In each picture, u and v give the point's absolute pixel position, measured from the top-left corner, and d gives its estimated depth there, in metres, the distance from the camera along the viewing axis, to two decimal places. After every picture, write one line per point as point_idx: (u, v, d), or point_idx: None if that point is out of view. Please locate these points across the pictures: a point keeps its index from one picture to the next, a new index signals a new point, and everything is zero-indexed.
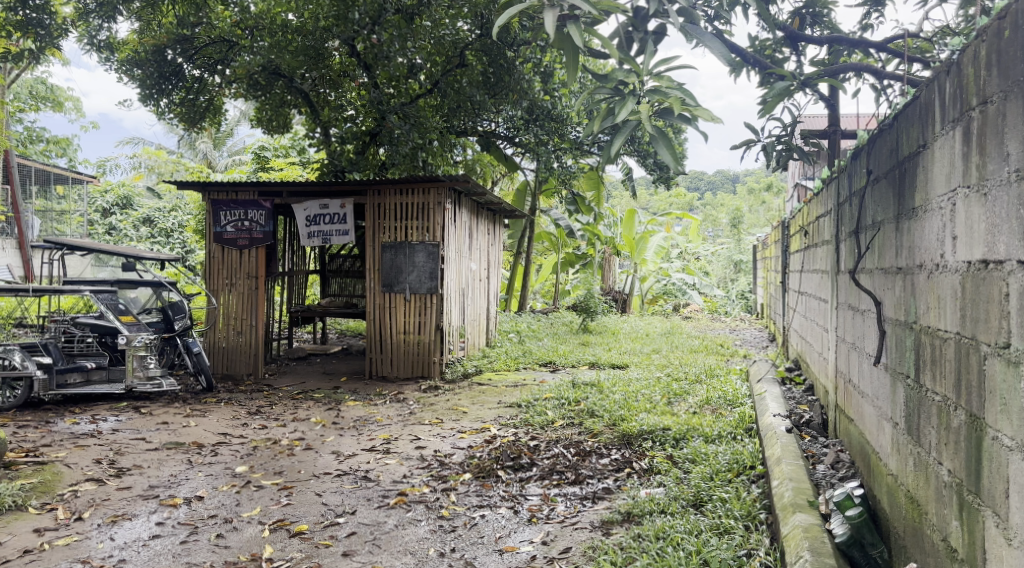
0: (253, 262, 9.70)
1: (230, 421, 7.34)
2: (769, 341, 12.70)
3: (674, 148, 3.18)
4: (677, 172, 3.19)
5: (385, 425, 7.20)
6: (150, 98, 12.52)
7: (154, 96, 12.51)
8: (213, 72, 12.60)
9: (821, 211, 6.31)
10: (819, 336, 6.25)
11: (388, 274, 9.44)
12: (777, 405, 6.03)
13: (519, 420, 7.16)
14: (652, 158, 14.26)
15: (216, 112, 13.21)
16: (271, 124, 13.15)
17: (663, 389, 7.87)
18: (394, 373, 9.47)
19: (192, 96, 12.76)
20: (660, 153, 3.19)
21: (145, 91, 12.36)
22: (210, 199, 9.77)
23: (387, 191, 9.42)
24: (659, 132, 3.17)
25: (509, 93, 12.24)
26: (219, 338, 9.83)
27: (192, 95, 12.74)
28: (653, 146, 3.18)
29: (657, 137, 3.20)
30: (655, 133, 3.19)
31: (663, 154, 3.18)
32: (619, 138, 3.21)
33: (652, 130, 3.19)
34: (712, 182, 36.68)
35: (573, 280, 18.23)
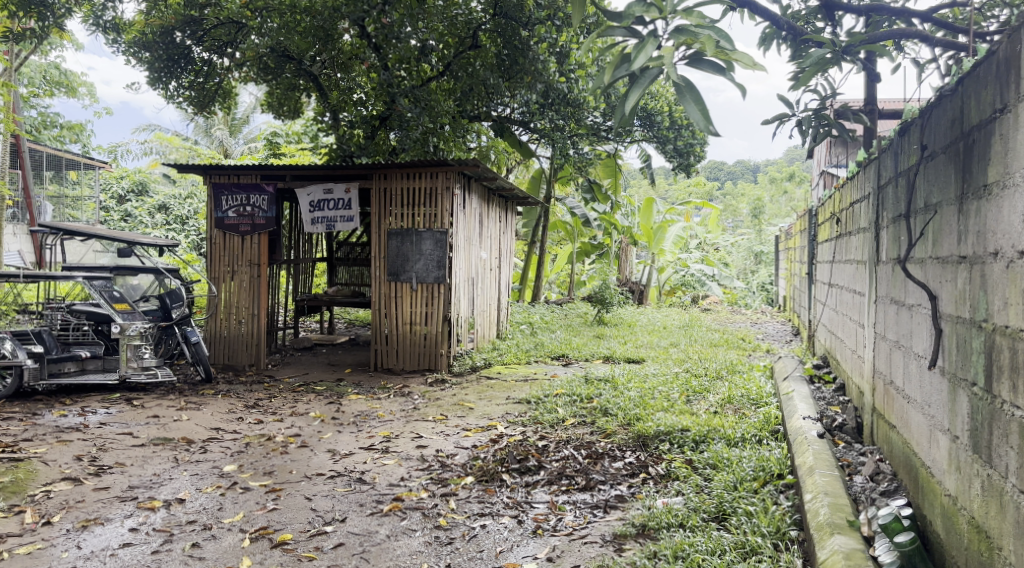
0: (255, 248, 9.33)
1: (225, 415, 6.99)
2: (793, 336, 12.21)
3: (703, 104, 2.75)
4: (706, 133, 2.74)
5: (386, 422, 6.82)
6: (159, 81, 12.19)
7: (162, 80, 12.19)
8: (222, 55, 12.22)
9: (857, 196, 5.85)
10: (851, 331, 5.81)
11: (394, 262, 9.04)
12: (807, 406, 5.58)
13: (527, 417, 6.75)
14: (672, 144, 13.75)
15: (225, 96, 12.85)
16: (282, 109, 12.80)
17: (681, 385, 7.44)
18: (401, 365, 9.10)
19: (202, 79, 12.42)
20: (687, 110, 2.77)
21: (154, 74, 12.03)
22: (211, 183, 9.39)
23: (394, 175, 9.02)
24: (684, 84, 2.77)
25: (524, 76, 11.77)
26: (221, 328, 9.49)
27: (200, 78, 12.39)
28: (678, 101, 2.78)
29: (684, 91, 2.81)
30: (681, 86, 2.80)
31: (689, 109, 2.76)
32: (637, 90, 2.81)
33: (677, 83, 2.79)
34: (732, 173, 36.03)
35: (590, 271, 17.79)
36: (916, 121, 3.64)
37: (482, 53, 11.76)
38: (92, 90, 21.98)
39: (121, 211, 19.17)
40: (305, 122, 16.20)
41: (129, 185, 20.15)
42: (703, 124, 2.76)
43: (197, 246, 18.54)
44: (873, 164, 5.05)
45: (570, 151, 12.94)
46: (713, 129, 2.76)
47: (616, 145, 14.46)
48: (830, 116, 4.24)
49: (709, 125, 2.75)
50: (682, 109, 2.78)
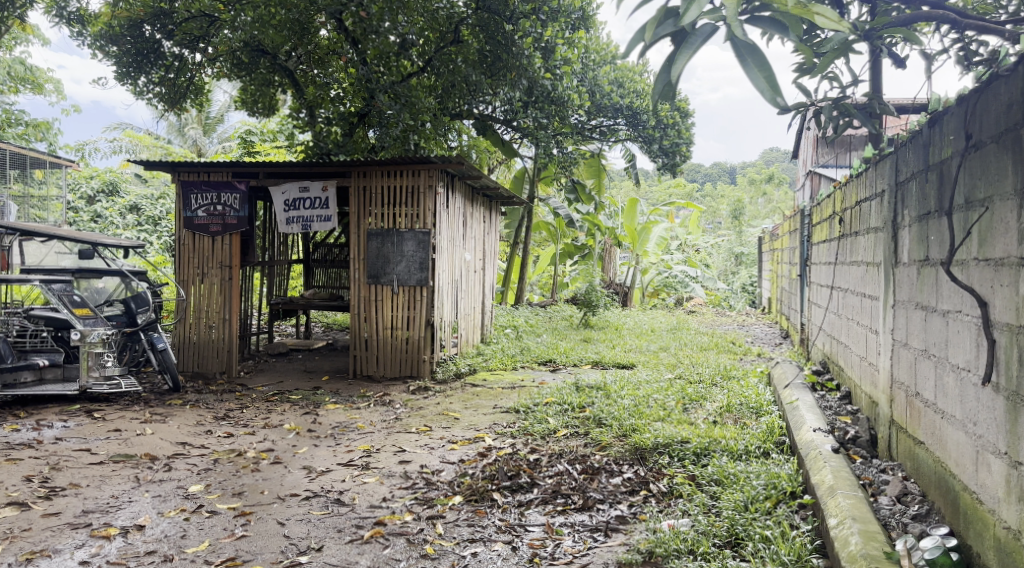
0: (227, 250, 8.88)
1: (193, 427, 6.54)
2: (782, 339, 11.94)
3: (767, 71, 2.57)
4: (772, 101, 2.53)
5: (366, 434, 6.40)
6: (127, 77, 11.64)
7: (131, 75, 11.64)
8: (194, 50, 11.64)
9: (864, 195, 5.54)
10: (859, 337, 5.52)
11: (374, 264, 8.62)
12: (816, 416, 5.26)
13: (516, 428, 6.37)
14: (658, 143, 13.44)
15: (196, 92, 12.32)
16: (257, 106, 12.31)
17: (676, 392, 7.09)
18: (381, 372, 8.68)
19: (173, 75, 11.89)
20: (750, 76, 2.60)
21: (122, 69, 11.48)
22: (179, 181, 8.93)
23: (374, 173, 8.60)
24: (752, 48, 2.60)
25: (507, 72, 11.39)
26: (190, 334, 9.01)
27: (171, 74, 11.85)
28: (739, 66, 2.61)
29: (747, 55, 2.62)
30: (744, 49, 2.61)
31: (754, 73, 2.60)
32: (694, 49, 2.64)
33: (738, 44, 2.62)
34: (709, 174, 35.95)
35: (572, 272, 17.44)
36: (953, 110, 3.37)
37: (464, 48, 11.30)
38: (59, 87, 21.26)
39: (90, 211, 18.51)
40: (280, 120, 15.67)
41: (99, 184, 19.44)
42: (769, 92, 2.56)
43: (170, 247, 17.94)
44: (886, 158, 4.77)
45: (554, 150, 12.63)
46: (781, 99, 2.56)
47: (601, 144, 14.17)
48: (849, 107, 4.04)
49: (775, 93, 2.55)
50: (745, 77, 2.60)
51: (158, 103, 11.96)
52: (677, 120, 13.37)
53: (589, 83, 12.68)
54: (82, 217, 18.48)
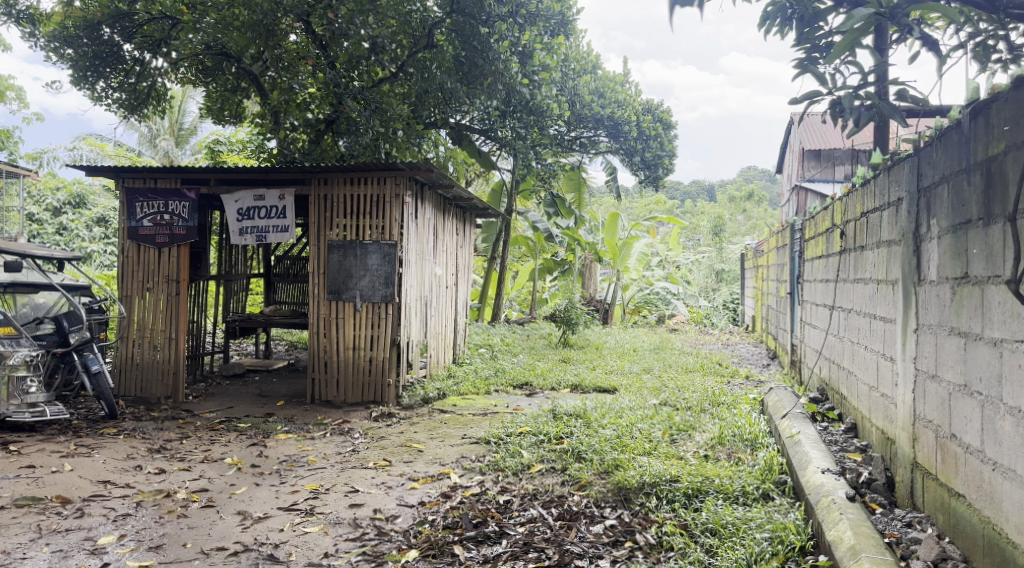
0: (174, 263, 8.19)
1: (121, 463, 5.83)
2: (770, 359, 11.37)
3: None
4: None
5: (316, 470, 5.73)
6: (83, 81, 10.76)
7: (88, 78, 10.72)
8: (156, 54, 10.89)
9: (873, 204, 4.96)
10: (867, 362, 4.94)
11: (335, 278, 7.93)
12: (822, 454, 4.64)
13: (485, 463, 5.69)
14: (640, 155, 13.07)
15: (157, 99, 11.49)
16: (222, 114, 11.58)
17: (662, 421, 6.43)
18: (341, 397, 7.96)
19: (133, 80, 11.09)
20: None
21: (78, 73, 10.59)
22: (123, 188, 8.21)
23: (335, 180, 7.94)
24: None
25: (483, 78, 10.67)
26: (133, 353, 8.27)
27: (131, 79, 11.00)
28: None
29: None
30: None
31: None
32: None
33: None
34: (689, 192, 35.66)
35: (552, 289, 16.89)
36: (1008, 98, 2.86)
37: (438, 54, 10.57)
38: (22, 95, 20.29)
39: (54, 223, 17.46)
40: (249, 129, 14.80)
41: (65, 196, 18.23)
42: None
43: None
44: (903, 159, 4.20)
45: (533, 162, 12.12)
46: None
47: (581, 156, 13.62)
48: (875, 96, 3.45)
49: None
50: None
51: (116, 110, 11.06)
52: (659, 132, 13.10)
53: (569, 92, 12.01)
54: (44, 229, 17.35)
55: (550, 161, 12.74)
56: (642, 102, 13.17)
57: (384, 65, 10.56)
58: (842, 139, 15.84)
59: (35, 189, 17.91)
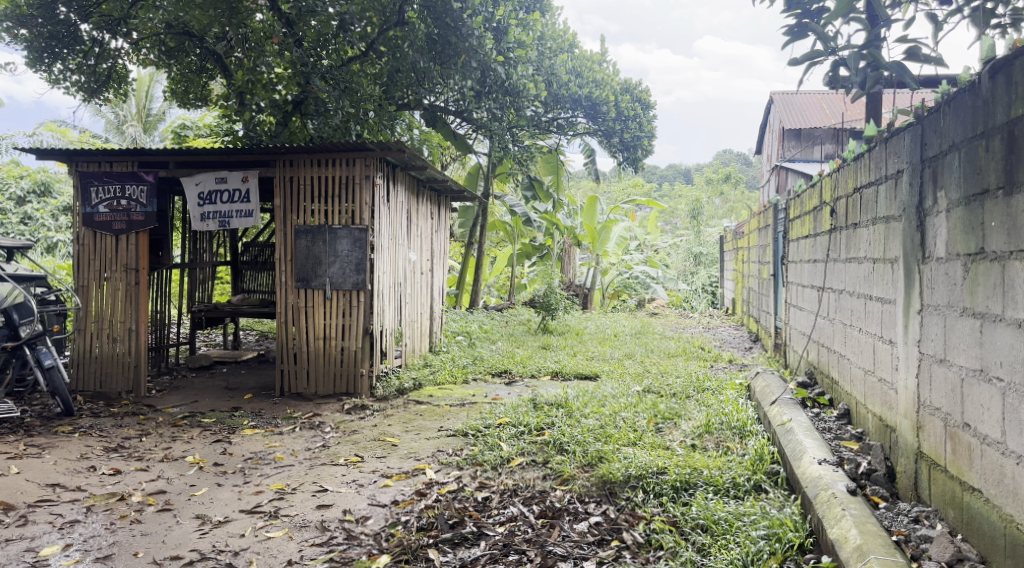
0: (133, 250, 7.80)
1: (73, 464, 5.46)
2: (753, 342, 11.17)
3: None
4: None
5: (283, 468, 5.41)
6: (39, 63, 10.12)
7: (45, 61, 10.15)
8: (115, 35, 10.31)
9: (867, 179, 4.71)
10: (862, 345, 4.69)
11: (303, 265, 7.57)
12: (816, 443, 4.39)
13: (463, 457, 5.39)
14: (618, 136, 12.80)
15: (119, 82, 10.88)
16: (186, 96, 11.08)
17: (647, 409, 6.16)
18: (312, 389, 7.61)
19: (93, 62, 10.43)
20: None
21: (33, 54, 9.99)
22: (75, 172, 7.79)
23: (301, 162, 7.56)
24: None
25: (456, 57, 10.33)
26: (91, 346, 7.87)
27: (90, 61, 10.39)
28: None
29: None
30: None
31: None
32: None
33: None
34: (665, 175, 35.45)
35: (531, 274, 16.61)
36: None
37: (409, 31, 10.13)
38: None
39: (19, 212, 16.41)
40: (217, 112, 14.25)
41: (31, 185, 17.21)
42: None
43: None
44: (902, 129, 3.95)
45: (509, 144, 11.76)
46: None
47: (558, 138, 13.29)
48: (880, 57, 3.16)
49: None
50: None
51: (76, 93, 10.51)
52: (638, 111, 12.82)
53: (545, 72, 11.61)
54: (9, 219, 16.08)
55: (527, 144, 12.39)
56: (620, 80, 12.85)
57: (353, 43, 10.14)
58: (823, 118, 15.69)
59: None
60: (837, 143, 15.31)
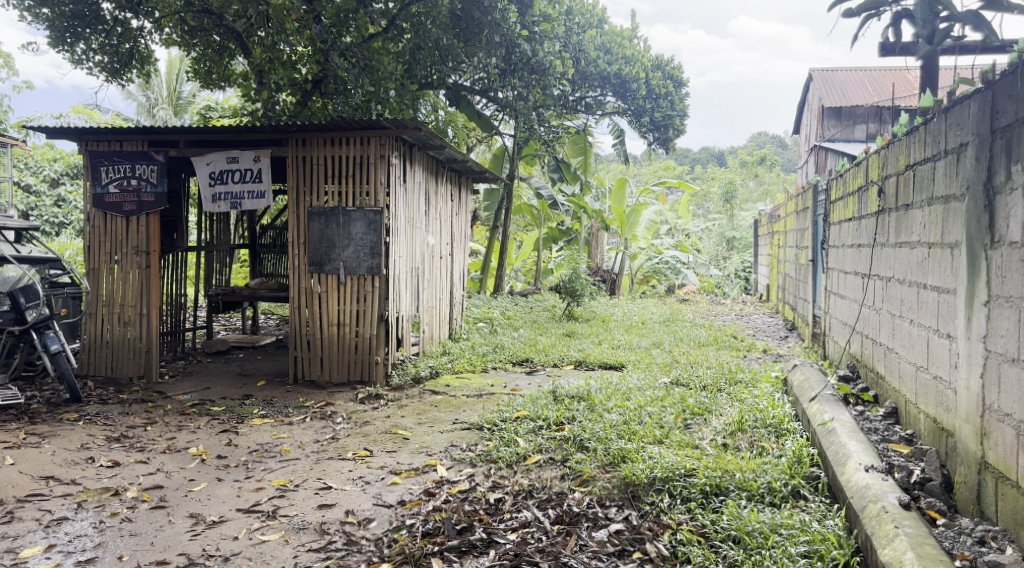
0: (144, 232, 7.56)
1: (72, 454, 5.23)
2: (788, 331, 10.69)
3: None
4: None
5: (288, 462, 5.12)
6: (61, 42, 9.70)
7: (67, 40, 9.71)
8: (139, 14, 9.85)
9: (922, 155, 4.27)
10: (913, 339, 4.28)
11: (317, 248, 7.28)
12: (862, 446, 4.00)
13: (477, 453, 5.05)
14: (649, 116, 12.31)
15: (142, 61, 10.41)
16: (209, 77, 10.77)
17: (675, 404, 5.77)
18: (326, 377, 7.34)
19: (116, 41, 9.98)
20: None
21: (55, 34, 9.57)
22: (86, 151, 7.60)
23: (315, 140, 7.25)
24: None
25: (479, 33, 9.96)
26: (102, 331, 7.68)
27: (113, 40, 9.92)
28: None
29: None
30: None
31: None
32: None
33: None
34: (697, 158, 34.69)
35: (558, 258, 16.21)
36: None
37: (432, 7, 9.69)
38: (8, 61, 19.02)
39: (53, 195, 16.08)
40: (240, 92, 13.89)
41: (65, 167, 16.83)
42: None
43: None
44: (967, 96, 3.51)
45: (535, 124, 11.39)
46: None
47: (586, 118, 12.86)
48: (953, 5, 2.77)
49: None
50: None
51: (99, 74, 10.06)
52: (670, 89, 12.28)
53: (573, 49, 11.19)
54: (43, 202, 15.76)
55: (553, 124, 11.97)
56: (651, 57, 12.31)
57: (374, 19, 9.73)
58: (865, 96, 15.04)
59: (32, 159, 16.09)
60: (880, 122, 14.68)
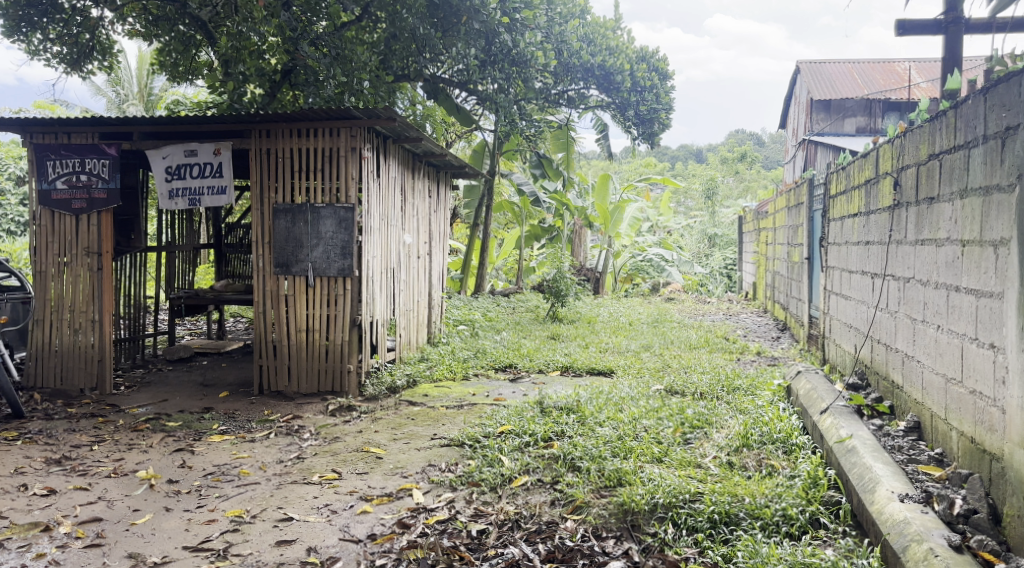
0: (94, 232, 7.00)
1: (4, 481, 4.68)
2: (780, 332, 10.29)
3: None
4: None
5: (246, 487, 4.61)
6: (16, 32, 8.83)
7: (23, 30, 8.84)
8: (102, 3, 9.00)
9: (950, 142, 3.85)
10: (942, 348, 3.85)
11: (283, 248, 6.74)
12: (889, 469, 3.57)
13: (457, 474, 4.56)
14: (633, 109, 11.83)
15: (103, 53, 9.64)
16: (177, 69, 10.14)
17: (672, 416, 5.28)
18: (293, 387, 6.80)
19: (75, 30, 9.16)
20: None
21: (10, 23, 8.72)
22: (30, 145, 7.02)
23: (280, 132, 6.71)
24: None
25: (458, 20, 9.46)
26: (51, 339, 7.09)
27: (73, 29, 9.12)
28: None
29: None
30: None
31: None
32: None
33: None
34: (676, 155, 34.30)
35: (540, 256, 15.75)
36: None
37: None
38: None
39: (17, 193, 15.22)
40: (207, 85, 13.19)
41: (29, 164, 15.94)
42: None
43: None
44: (1019, 73, 3.10)
45: (516, 118, 10.83)
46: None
47: (568, 112, 12.36)
48: None
49: None
50: None
51: (58, 67, 9.15)
52: (655, 82, 11.77)
53: (554, 40, 10.66)
54: (8, 201, 14.78)
55: (535, 119, 11.47)
56: (636, 48, 11.77)
57: (346, 6, 9.14)
58: (855, 88, 14.74)
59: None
60: (869, 116, 14.40)
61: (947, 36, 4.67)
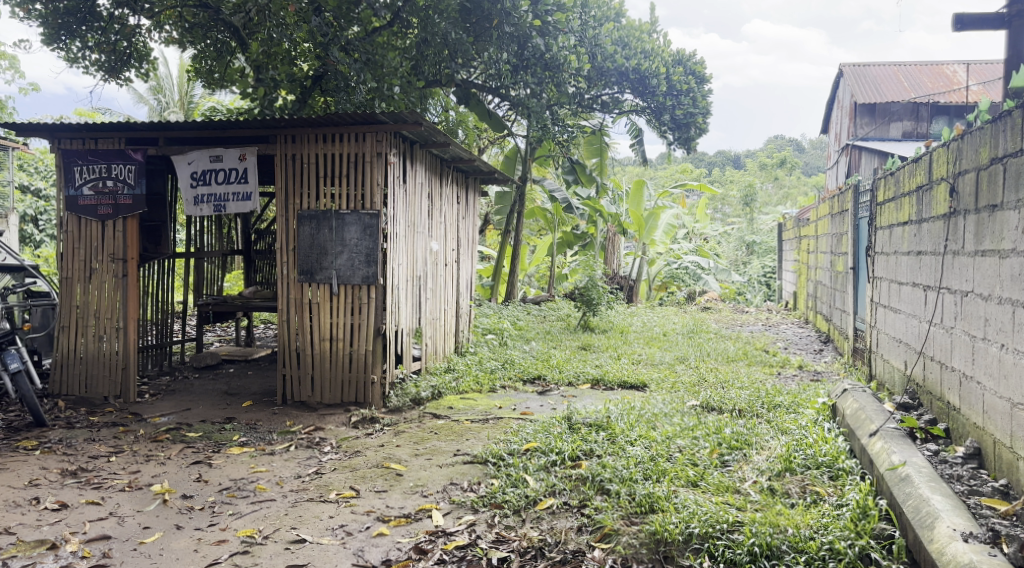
0: (120, 238, 6.91)
1: (16, 494, 4.56)
2: (820, 344, 9.90)
3: None
4: None
5: (261, 503, 4.44)
6: (55, 40, 8.84)
7: (62, 38, 8.86)
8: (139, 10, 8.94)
9: (1016, 146, 3.54)
10: (1008, 369, 3.54)
11: (308, 255, 6.59)
12: (949, 502, 3.27)
13: (479, 494, 4.32)
14: (669, 114, 11.46)
15: (141, 60, 9.55)
16: (211, 77, 10.05)
17: (709, 435, 4.98)
18: (316, 397, 6.63)
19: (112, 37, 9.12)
20: None
21: (49, 31, 8.72)
22: (58, 150, 6.96)
23: (306, 137, 6.57)
24: None
25: (490, 22, 9.25)
26: (76, 346, 7.01)
27: (110, 37, 9.06)
28: None
29: None
30: None
31: None
32: None
33: None
34: (713, 161, 33.73)
35: (572, 264, 15.47)
36: None
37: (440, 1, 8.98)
38: None
39: None
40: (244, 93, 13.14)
41: None
42: None
43: None
44: None
45: (549, 124, 10.57)
46: None
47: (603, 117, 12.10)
48: None
49: None
50: None
51: (95, 73, 9.15)
52: (692, 85, 11.36)
53: (588, 43, 10.43)
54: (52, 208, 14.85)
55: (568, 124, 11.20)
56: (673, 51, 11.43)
57: (379, 10, 8.98)
58: (901, 91, 14.28)
59: (42, 164, 15.28)
60: (915, 120, 13.94)
61: (1010, 30, 4.44)
